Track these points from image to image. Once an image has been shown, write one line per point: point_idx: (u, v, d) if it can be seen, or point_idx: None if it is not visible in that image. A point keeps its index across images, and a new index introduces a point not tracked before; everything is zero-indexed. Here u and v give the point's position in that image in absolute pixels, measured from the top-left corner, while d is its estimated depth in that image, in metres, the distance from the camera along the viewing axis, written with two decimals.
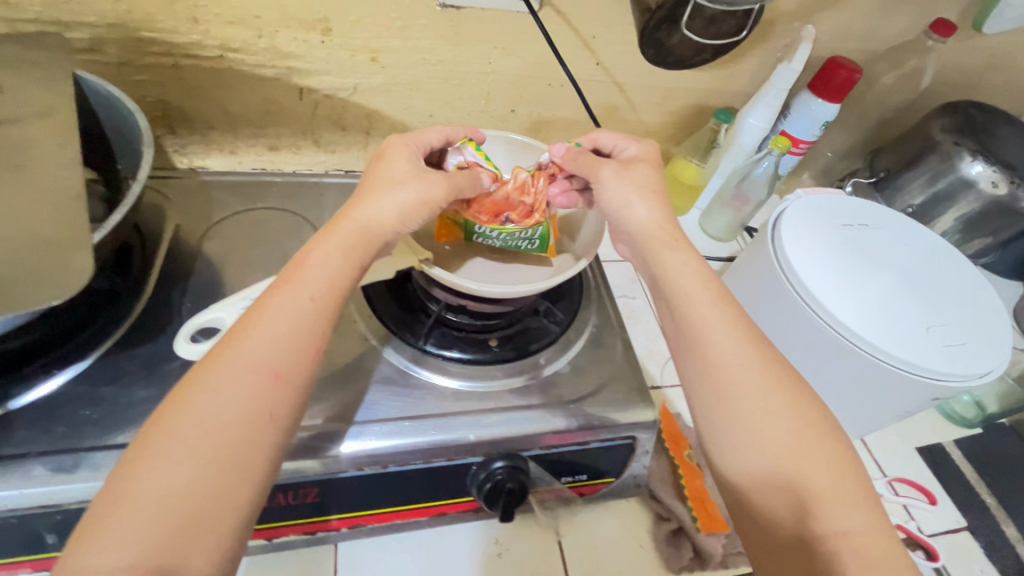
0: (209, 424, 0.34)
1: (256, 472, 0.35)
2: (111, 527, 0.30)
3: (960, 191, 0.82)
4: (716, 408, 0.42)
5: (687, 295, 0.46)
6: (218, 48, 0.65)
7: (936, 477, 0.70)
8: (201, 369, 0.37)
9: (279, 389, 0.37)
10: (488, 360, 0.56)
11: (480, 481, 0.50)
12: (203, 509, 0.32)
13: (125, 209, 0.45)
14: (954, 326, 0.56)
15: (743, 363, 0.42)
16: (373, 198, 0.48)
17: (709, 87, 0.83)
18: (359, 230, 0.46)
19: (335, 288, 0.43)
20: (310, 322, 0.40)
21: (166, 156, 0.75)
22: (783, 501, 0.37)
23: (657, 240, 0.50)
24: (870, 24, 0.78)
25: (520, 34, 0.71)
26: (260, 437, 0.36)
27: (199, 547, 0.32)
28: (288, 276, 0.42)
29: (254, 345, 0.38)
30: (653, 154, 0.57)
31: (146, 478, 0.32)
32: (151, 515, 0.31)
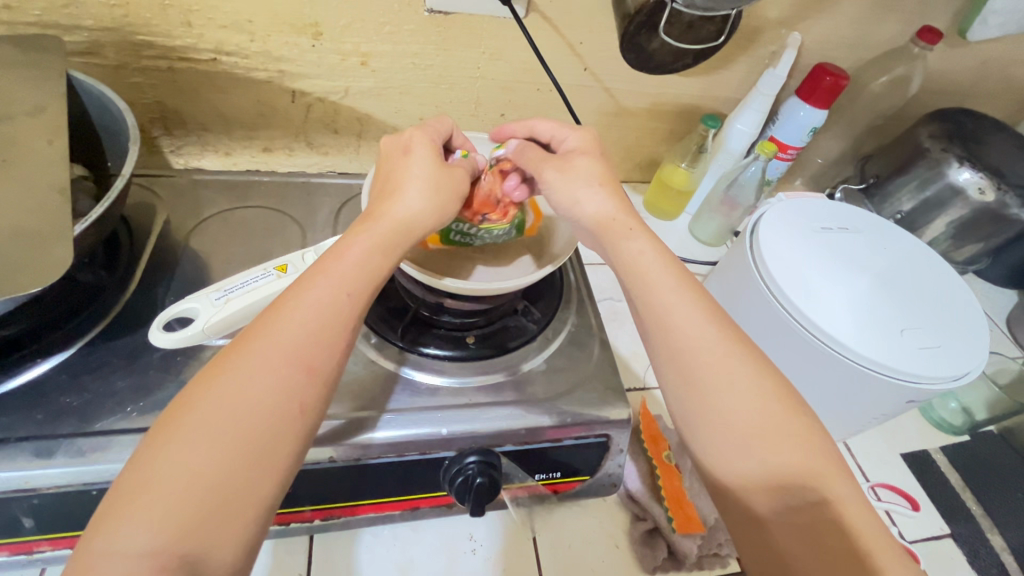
0: (238, 412, 0.35)
1: (283, 461, 0.36)
2: (140, 509, 0.31)
3: (948, 198, 0.82)
4: (684, 392, 0.44)
5: (650, 284, 0.48)
6: (212, 51, 0.67)
7: (921, 483, 0.69)
8: (232, 358, 0.38)
9: (308, 380, 0.38)
10: (464, 357, 0.57)
11: (452, 475, 0.51)
12: (230, 495, 0.33)
13: (107, 204, 0.46)
14: (928, 328, 0.56)
15: (711, 349, 0.44)
16: (402, 193, 0.50)
17: (697, 93, 0.84)
18: (388, 221, 0.48)
19: (369, 282, 0.44)
20: (341, 315, 0.42)
21: (162, 156, 0.76)
22: (750, 484, 0.40)
23: (608, 229, 0.52)
24: (858, 30, 0.78)
25: (508, 39, 0.72)
26: (289, 427, 0.37)
27: (225, 532, 0.32)
28: (324, 266, 0.44)
29: (286, 336, 0.39)
30: (590, 142, 0.58)
31: (175, 463, 0.33)
32: (179, 500, 0.32)
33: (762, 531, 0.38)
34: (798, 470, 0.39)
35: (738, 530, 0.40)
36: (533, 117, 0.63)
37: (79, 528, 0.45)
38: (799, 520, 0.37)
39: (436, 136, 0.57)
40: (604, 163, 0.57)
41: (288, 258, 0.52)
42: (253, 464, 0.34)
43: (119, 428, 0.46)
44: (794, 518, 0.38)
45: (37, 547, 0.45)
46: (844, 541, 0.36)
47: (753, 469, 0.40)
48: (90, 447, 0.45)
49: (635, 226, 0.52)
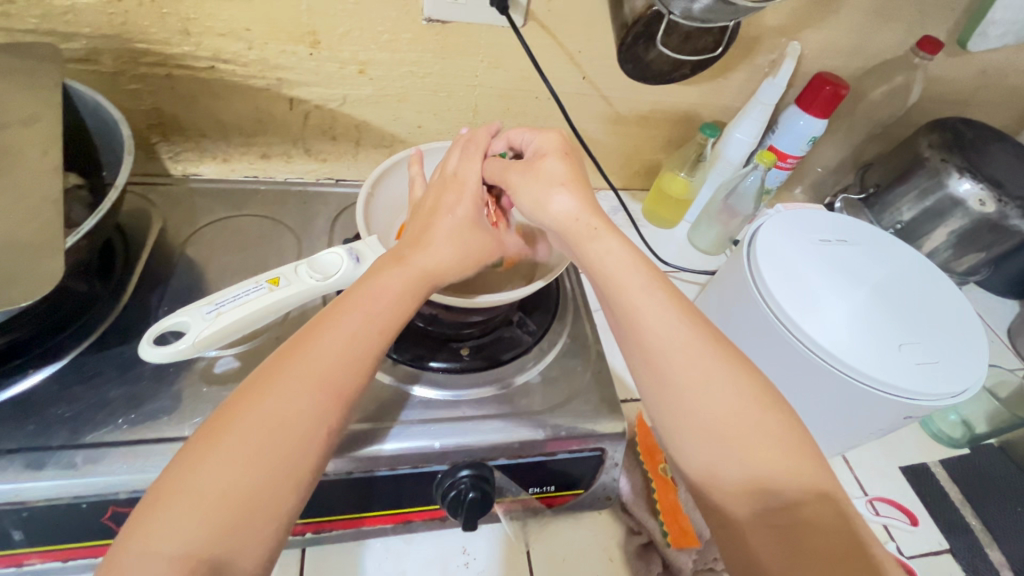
0: (264, 428, 0.37)
1: (303, 479, 0.38)
2: (174, 515, 0.34)
3: (949, 208, 0.81)
4: (658, 394, 0.44)
5: (623, 286, 0.48)
6: (209, 59, 0.67)
7: (919, 497, 0.69)
8: (263, 376, 0.40)
9: (332, 403, 0.40)
10: (459, 368, 0.57)
11: (445, 489, 0.51)
12: (252, 508, 0.35)
13: (100, 216, 0.46)
14: (927, 344, 0.55)
15: (684, 347, 0.45)
16: (430, 248, 0.51)
17: (696, 101, 0.84)
18: (414, 271, 0.48)
19: (395, 316, 0.46)
20: (365, 342, 0.43)
21: (161, 163, 0.76)
22: (728, 488, 0.40)
23: (574, 233, 0.52)
24: (857, 39, 0.78)
25: (506, 48, 0.72)
26: (310, 447, 0.38)
27: (246, 544, 0.35)
28: (355, 296, 0.46)
29: (315, 358, 0.41)
30: (557, 142, 0.57)
31: (209, 474, 0.35)
32: (209, 507, 0.34)
33: (743, 536, 0.38)
34: (776, 475, 0.39)
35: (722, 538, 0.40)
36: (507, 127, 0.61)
37: (69, 540, 0.45)
38: (778, 521, 0.37)
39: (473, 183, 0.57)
40: (569, 159, 0.56)
41: (282, 271, 0.51)
42: (274, 481, 0.36)
43: (110, 440, 0.46)
44: (773, 520, 0.37)
45: (27, 559, 0.45)
46: (828, 544, 0.35)
47: (733, 473, 0.40)
48: (80, 460, 0.44)
49: (600, 226, 0.52)
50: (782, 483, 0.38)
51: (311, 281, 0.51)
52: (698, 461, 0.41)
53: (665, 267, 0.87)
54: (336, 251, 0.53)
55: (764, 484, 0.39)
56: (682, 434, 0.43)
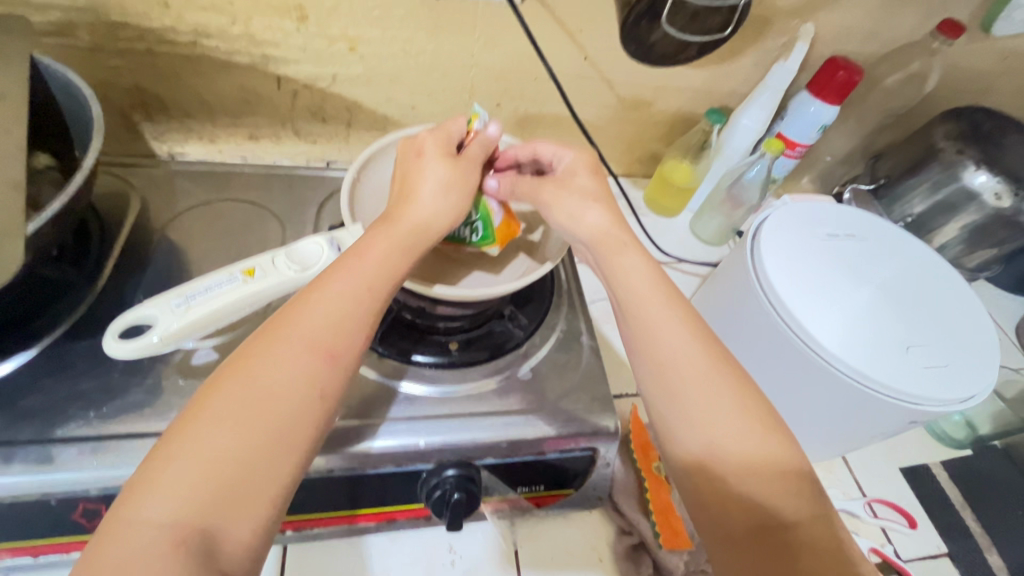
0: (258, 394, 0.35)
1: (300, 448, 0.35)
2: (161, 485, 0.31)
3: (963, 201, 0.78)
4: (667, 404, 0.42)
5: (640, 298, 0.46)
6: (191, 34, 0.63)
7: (918, 499, 0.67)
8: (254, 343, 0.38)
9: (327, 368, 0.38)
10: (448, 363, 0.55)
11: (430, 488, 0.49)
12: (245, 476, 0.33)
13: (65, 199, 0.43)
14: (936, 347, 0.53)
15: (695, 361, 0.43)
16: (417, 200, 0.49)
17: (702, 86, 0.80)
18: (409, 227, 0.47)
19: (391, 278, 0.44)
20: (362, 306, 0.41)
21: (144, 143, 0.73)
22: (728, 504, 0.38)
23: (605, 244, 0.50)
24: (875, 21, 0.74)
25: (503, 27, 0.68)
26: (307, 413, 0.36)
27: (241, 514, 0.32)
28: (346, 260, 0.43)
29: (309, 324, 0.39)
30: (587, 162, 0.56)
31: (198, 441, 0.33)
32: (197, 477, 0.32)
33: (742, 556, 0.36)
34: (772, 482, 0.37)
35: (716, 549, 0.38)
36: (535, 141, 0.59)
37: (38, 537, 0.44)
38: (774, 540, 0.36)
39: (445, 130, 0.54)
40: (600, 177, 0.56)
41: (257, 261, 0.49)
42: (269, 449, 0.34)
43: (80, 435, 0.45)
44: (766, 528, 0.36)
45: None
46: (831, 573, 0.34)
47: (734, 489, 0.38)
48: (49, 455, 0.43)
49: (629, 240, 0.51)
50: (781, 489, 0.37)
51: (289, 272, 0.49)
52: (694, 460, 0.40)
53: (664, 258, 0.85)
54: (316, 239, 0.51)
55: (763, 491, 0.37)
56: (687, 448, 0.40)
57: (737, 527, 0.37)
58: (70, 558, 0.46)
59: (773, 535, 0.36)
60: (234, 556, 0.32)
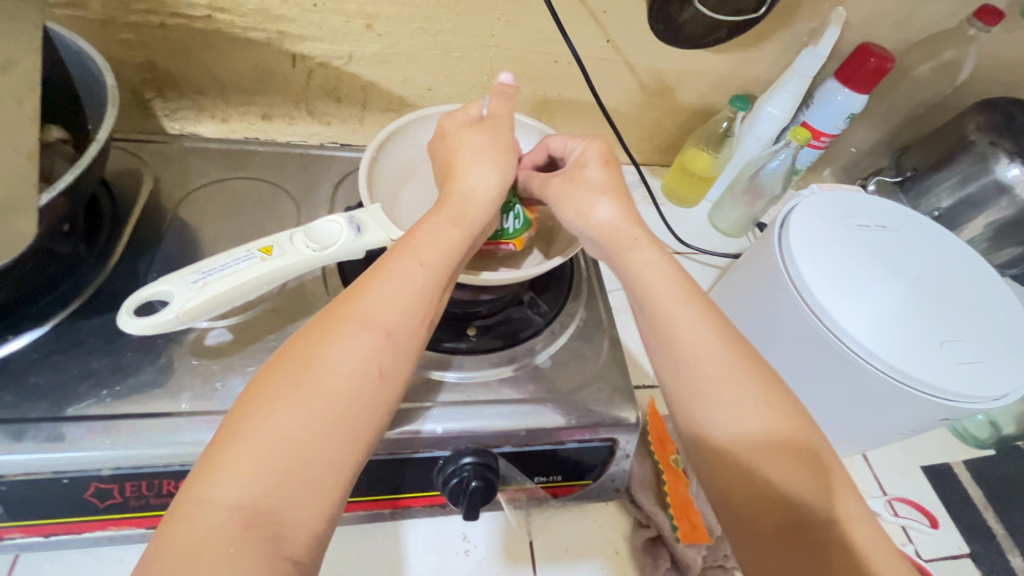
0: (321, 374, 0.34)
1: (363, 430, 0.34)
2: (228, 465, 0.31)
3: (993, 195, 0.76)
4: (687, 406, 0.40)
5: (654, 293, 0.45)
6: (205, 8, 0.61)
7: (940, 499, 0.66)
8: (316, 325, 0.37)
9: (389, 348, 0.37)
10: (466, 349, 0.54)
11: (446, 475, 0.48)
12: (313, 457, 0.32)
13: (78, 171, 0.42)
14: (971, 343, 0.51)
15: (718, 358, 0.41)
16: (466, 172, 0.49)
17: (727, 71, 0.78)
18: (457, 205, 0.47)
19: (448, 258, 0.43)
20: (420, 286, 0.40)
21: (156, 120, 0.71)
22: (753, 504, 0.36)
23: (614, 241, 0.49)
24: (910, 6, 0.71)
25: (525, 6, 0.66)
26: (371, 395, 0.35)
27: (309, 498, 0.31)
28: (400, 243, 0.43)
29: (368, 304, 0.38)
30: (600, 152, 0.53)
31: (264, 420, 0.32)
32: (264, 457, 0.31)
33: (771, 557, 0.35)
34: (796, 482, 0.36)
35: (745, 549, 0.37)
36: (545, 136, 0.57)
37: (49, 516, 0.43)
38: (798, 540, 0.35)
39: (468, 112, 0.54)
40: (611, 168, 0.52)
41: (276, 240, 0.48)
42: (334, 430, 0.33)
43: (93, 413, 0.44)
44: (795, 525, 0.35)
45: (7, 534, 0.43)
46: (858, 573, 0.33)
47: (762, 489, 0.36)
48: (62, 432, 0.42)
49: (640, 236, 0.48)
50: (815, 484, 0.36)
51: (307, 251, 0.48)
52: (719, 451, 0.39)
53: (682, 248, 0.83)
54: (336, 218, 0.50)
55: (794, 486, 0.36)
56: (715, 448, 0.39)
57: (768, 522, 0.36)
58: (81, 538, 0.45)
59: (801, 532, 0.35)
60: (303, 541, 0.31)
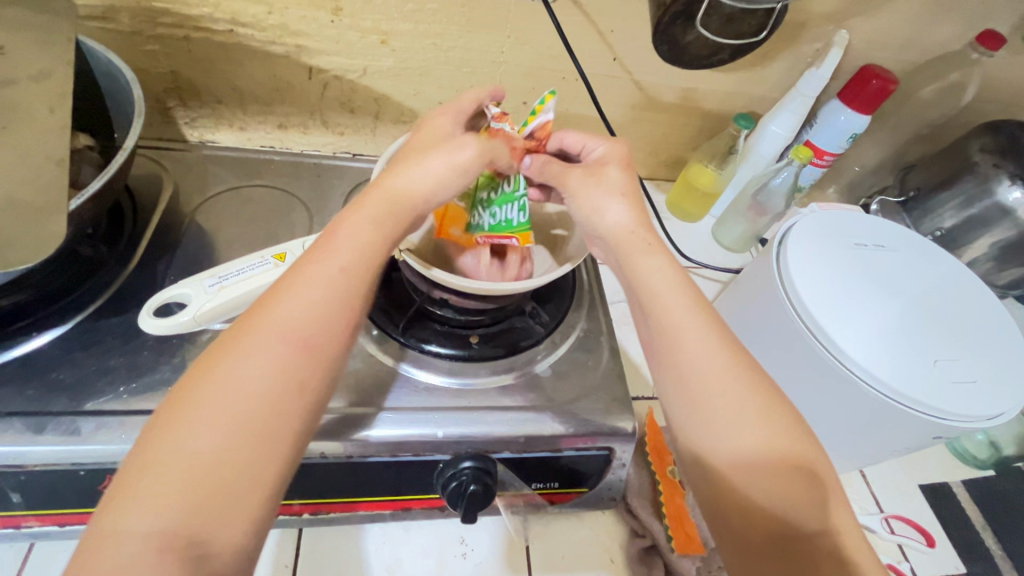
0: (234, 393, 0.34)
1: (285, 442, 0.35)
2: (141, 491, 0.31)
3: (996, 217, 0.76)
4: (689, 417, 0.41)
5: (662, 301, 0.45)
6: (228, 23, 0.64)
7: (938, 518, 0.66)
8: (227, 339, 0.37)
9: (306, 360, 0.37)
10: (469, 356, 0.55)
11: (446, 479, 0.49)
12: (231, 476, 0.32)
13: (106, 178, 0.44)
14: (967, 363, 0.52)
15: (720, 373, 0.42)
16: (416, 164, 0.46)
17: (732, 89, 0.79)
18: (389, 203, 0.44)
19: (371, 260, 0.42)
20: (338, 294, 0.39)
21: (176, 128, 0.74)
22: (747, 513, 0.38)
23: (627, 244, 0.48)
24: (914, 29, 0.72)
25: (535, 24, 0.68)
26: (287, 407, 0.35)
27: (231, 514, 0.32)
28: (322, 245, 0.42)
29: (283, 314, 0.37)
30: (620, 153, 0.53)
31: (176, 444, 0.32)
32: (178, 481, 0.31)
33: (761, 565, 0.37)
34: (788, 491, 0.37)
35: (732, 556, 0.38)
36: (559, 131, 0.58)
37: (66, 507, 0.45)
38: (794, 551, 0.36)
39: (463, 109, 0.53)
40: (630, 171, 0.52)
41: (287, 247, 0.52)
42: (254, 446, 0.34)
43: (110, 409, 0.46)
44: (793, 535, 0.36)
45: (25, 522, 0.45)
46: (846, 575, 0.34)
47: (753, 497, 0.38)
48: (81, 426, 0.44)
49: (652, 241, 0.48)
50: (802, 495, 0.37)
51: None
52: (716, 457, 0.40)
53: (685, 262, 0.84)
54: None
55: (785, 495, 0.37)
56: (710, 459, 0.40)
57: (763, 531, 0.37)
58: None
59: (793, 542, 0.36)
60: (229, 554, 0.32)
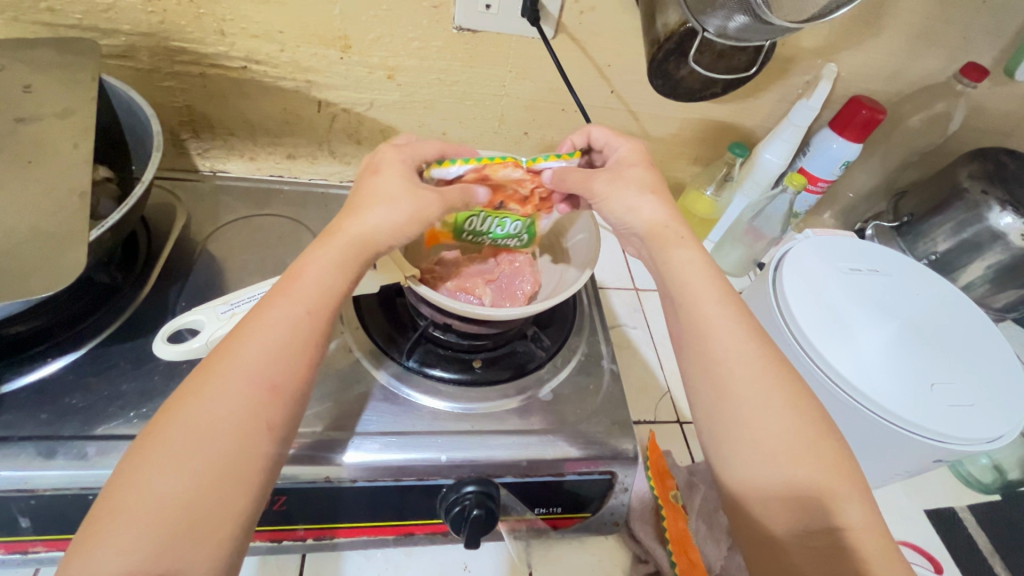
0: (199, 432, 0.34)
1: (255, 481, 0.35)
2: (105, 537, 0.30)
3: (988, 241, 0.78)
4: (715, 407, 0.42)
5: (693, 292, 0.47)
6: (242, 60, 0.67)
7: (945, 544, 0.65)
8: (193, 381, 0.36)
9: (269, 397, 0.37)
10: (472, 381, 0.56)
11: (449, 503, 0.50)
12: (200, 516, 0.32)
13: (125, 209, 0.46)
14: (963, 386, 0.53)
15: (747, 360, 0.43)
16: (368, 206, 0.47)
17: (726, 120, 0.82)
18: (350, 243, 0.45)
19: (333, 295, 0.43)
20: (305, 331, 0.40)
21: (189, 158, 0.76)
22: (772, 500, 0.38)
23: (661, 238, 0.50)
24: (900, 61, 0.75)
25: (535, 60, 0.71)
26: (255, 446, 0.35)
27: (200, 552, 0.31)
28: (285, 283, 0.42)
29: (250, 354, 0.38)
30: (640, 153, 0.56)
31: (142, 487, 0.32)
32: (146, 523, 0.31)
33: (780, 554, 0.37)
34: (805, 497, 0.38)
35: (751, 550, 0.39)
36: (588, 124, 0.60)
37: (71, 532, 0.45)
38: (815, 544, 0.36)
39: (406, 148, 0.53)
40: (653, 170, 0.55)
41: None
42: (224, 483, 0.33)
43: (120, 433, 0.47)
44: (811, 543, 0.37)
45: (32, 547, 0.46)
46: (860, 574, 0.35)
47: (773, 488, 0.39)
48: (91, 450, 0.45)
49: (684, 235, 0.51)
50: (809, 506, 0.37)
51: None
52: (734, 464, 0.40)
53: None
54: None
55: (803, 506, 0.38)
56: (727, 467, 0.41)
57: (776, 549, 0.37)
58: None
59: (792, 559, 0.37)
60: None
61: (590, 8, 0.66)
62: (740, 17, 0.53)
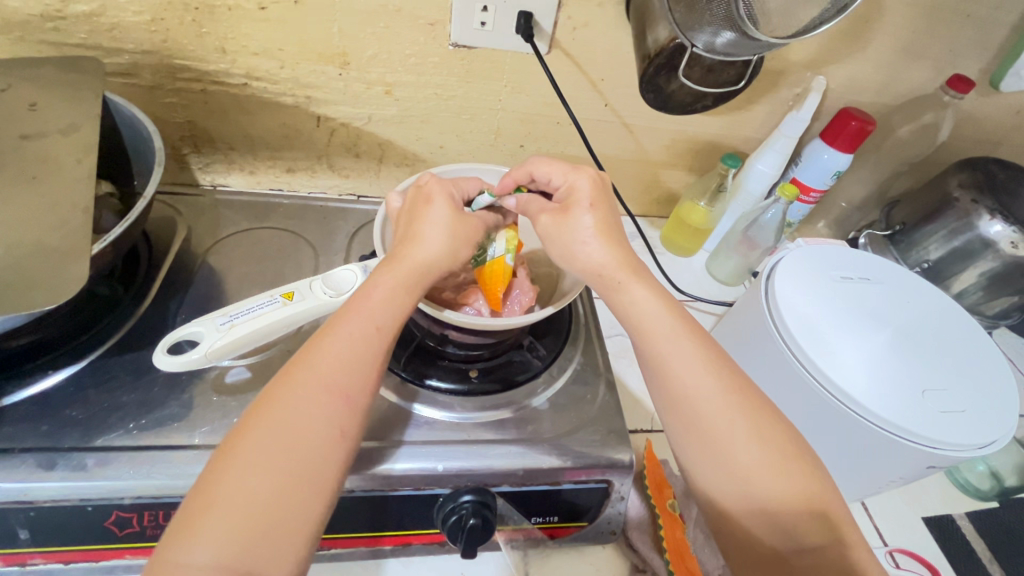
0: (279, 435, 0.37)
1: (329, 484, 0.37)
2: (202, 530, 0.33)
3: (978, 249, 0.79)
4: (684, 431, 0.44)
5: (646, 318, 0.48)
6: (242, 77, 0.68)
7: (943, 551, 0.65)
8: (272, 390, 0.39)
9: (347, 407, 0.39)
10: (468, 391, 0.57)
11: (446, 513, 0.50)
12: (281, 515, 0.34)
13: (126, 224, 0.47)
14: (955, 392, 0.53)
15: (712, 380, 0.44)
16: (421, 236, 0.49)
17: (719, 132, 0.83)
18: (416, 265, 0.47)
19: (396, 312, 0.45)
20: (370, 345, 0.42)
21: (190, 172, 0.77)
22: (747, 513, 0.40)
23: (599, 284, 0.51)
24: (887, 74, 0.77)
25: (531, 75, 0.73)
26: (329, 452, 0.37)
27: (276, 555, 0.33)
28: (354, 301, 0.45)
29: (324, 364, 0.40)
30: (590, 191, 0.53)
31: (230, 485, 0.35)
32: (238, 518, 0.33)
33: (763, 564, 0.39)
34: (796, 505, 0.39)
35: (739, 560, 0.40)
36: (529, 160, 0.58)
37: (70, 543, 0.46)
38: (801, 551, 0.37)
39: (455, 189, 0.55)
40: (599, 207, 0.52)
41: (296, 286, 0.55)
42: (302, 483, 0.36)
43: (118, 444, 0.47)
44: (798, 552, 0.38)
45: (30, 559, 0.46)
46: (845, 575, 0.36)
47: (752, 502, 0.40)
48: (90, 462, 0.45)
49: (625, 278, 0.50)
50: (798, 514, 0.39)
51: (324, 296, 0.55)
52: (710, 479, 0.42)
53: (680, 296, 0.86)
54: (351, 267, 0.57)
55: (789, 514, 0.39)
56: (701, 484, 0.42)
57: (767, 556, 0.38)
58: (96, 567, 0.47)
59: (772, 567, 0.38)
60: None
61: (583, 24, 0.68)
62: (727, 33, 0.54)
